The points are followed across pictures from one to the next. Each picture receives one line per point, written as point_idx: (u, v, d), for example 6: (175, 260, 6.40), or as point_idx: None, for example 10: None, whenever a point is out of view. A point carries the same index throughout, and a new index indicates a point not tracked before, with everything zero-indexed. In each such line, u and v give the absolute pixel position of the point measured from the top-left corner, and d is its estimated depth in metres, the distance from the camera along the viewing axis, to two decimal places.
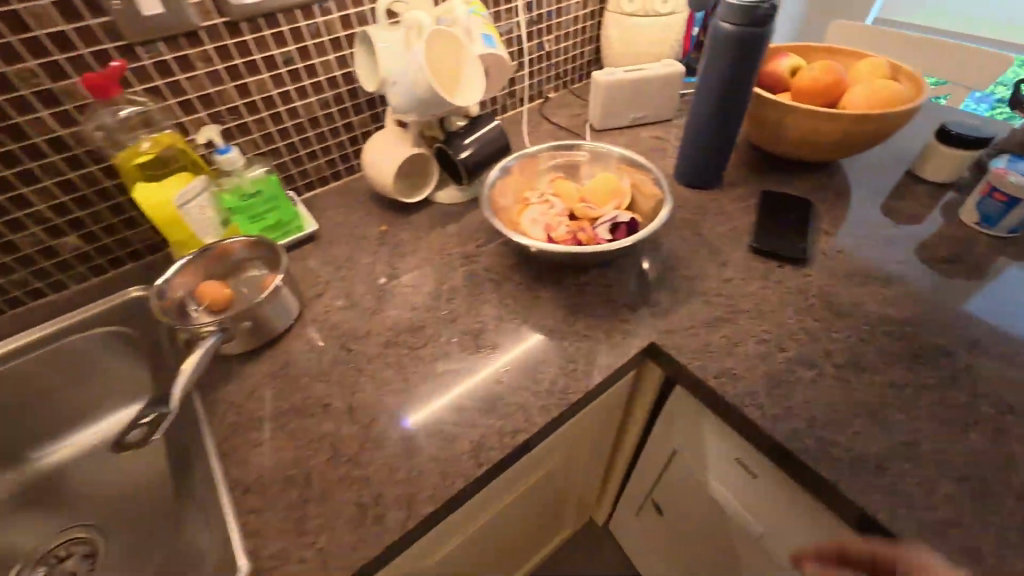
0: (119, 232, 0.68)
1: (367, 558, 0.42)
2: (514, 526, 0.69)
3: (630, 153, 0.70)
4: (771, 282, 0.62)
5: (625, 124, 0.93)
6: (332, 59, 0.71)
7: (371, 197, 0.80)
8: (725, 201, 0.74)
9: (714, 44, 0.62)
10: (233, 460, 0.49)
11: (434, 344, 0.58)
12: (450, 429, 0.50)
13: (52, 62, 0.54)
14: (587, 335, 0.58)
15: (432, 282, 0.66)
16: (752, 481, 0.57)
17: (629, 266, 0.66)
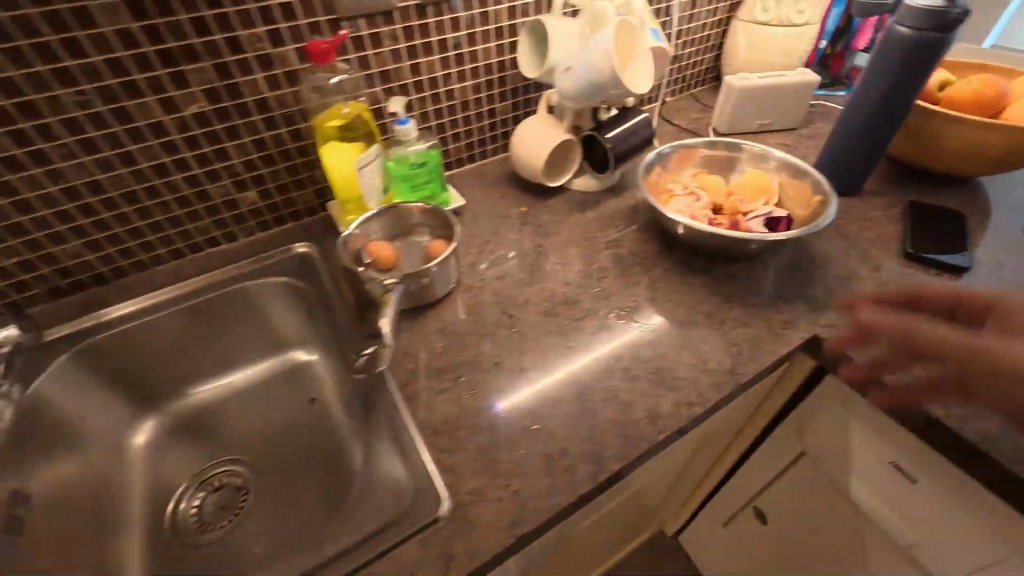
0: (288, 192, 0.74)
1: (563, 503, 0.44)
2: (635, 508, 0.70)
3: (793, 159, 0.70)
4: (932, 289, 0.61)
5: (750, 130, 0.94)
6: (493, 46, 0.74)
7: (508, 179, 0.83)
8: (868, 209, 0.74)
9: (888, 46, 0.63)
10: (418, 404, 0.52)
11: (593, 318, 0.60)
12: (621, 395, 0.52)
13: (275, 30, 0.59)
14: (745, 322, 0.59)
15: (581, 262, 0.68)
16: (909, 485, 0.56)
17: (777, 262, 0.67)
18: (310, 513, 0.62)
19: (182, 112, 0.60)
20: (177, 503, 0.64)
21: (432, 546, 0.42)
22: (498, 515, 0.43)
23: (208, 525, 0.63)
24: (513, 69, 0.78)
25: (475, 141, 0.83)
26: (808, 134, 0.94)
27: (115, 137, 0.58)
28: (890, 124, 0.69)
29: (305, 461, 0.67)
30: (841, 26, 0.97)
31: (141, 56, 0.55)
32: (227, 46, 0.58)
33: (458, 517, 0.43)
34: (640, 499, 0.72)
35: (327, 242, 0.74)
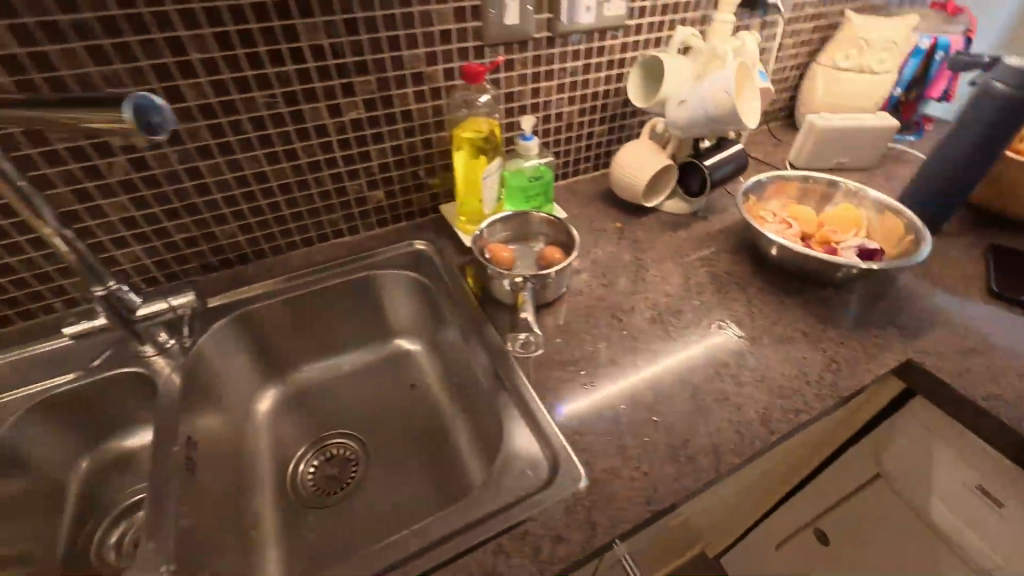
0: (409, 194, 0.81)
1: (690, 487, 0.49)
2: (717, 515, 0.73)
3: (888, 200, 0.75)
4: (1018, 326, 0.65)
5: (826, 167, 1.00)
6: (603, 76, 0.81)
7: (601, 196, 0.90)
8: (948, 248, 0.79)
9: (984, 100, 0.68)
10: (546, 391, 0.58)
11: (696, 327, 0.66)
12: (732, 398, 0.57)
13: (432, 51, 0.68)
14: (841, 343, 0.64)
15: (679, 277, 0.74)
16: (996, 510, 0.59)
17: (865, 291, 0.72)
18: (420, 485, 0.67)
19: (343, 117, 0.68)
20: (298, 466, 0.70)
21: (577, 514, 0.47)
22: (632, 492, 0.48)
23: (325, 489, 0.68)
24: (615, 97, 0.85)
25: (572, 160, 0.90)
26: (882, 174, 0.99)
27: (287, 134, 0.66)
28: (972, 173, 0.74)
29: (411, 439, 0.72)
30: (917, 75, 1.00)
31: (324, 68, 0.63)
32: (392, 63, 0.66)
33: (596, 490, 0.49)
34: (721, 508, 0.75)
35: (440, 241, 0.81)
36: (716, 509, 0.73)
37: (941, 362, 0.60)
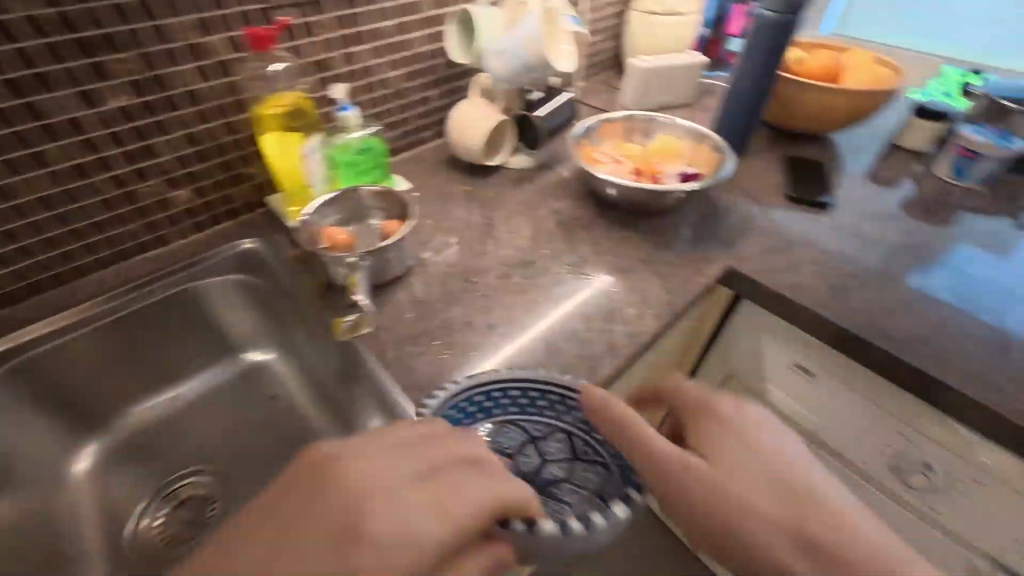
0: (224, 188, 0.71)
1: (545, 429, 0.50)
2: None
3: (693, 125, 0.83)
4: (810, 221, 0.76)
5: (654, 106, 1.06)
6: (419, 36, 0.78)
7: (447, 162, 0.87)
8: (753, 164, 0.89)
9: (758, 29, 0.78)
10: (397, 369, 0.55)
11: (547, 276, 0.67)
12: (582, 334, 0.59)
13: (204, 18, 0.58)
14: (674, 264, 0.69)
15: (529, 229, 0.74)
16: (809, 381, 0.69)
17: (691, 213, 0.78)
18: None
19: (104, 106, 0.56)
20: (139, 521, 0.61)
21: None
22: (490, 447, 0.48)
23: (174, 537, 0.60)
24: (439, 58, 0.82)
25: (412, 130, 0.86)
26: (701, 108, 1.09)
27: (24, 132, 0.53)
28: (759, 95, 0.84)
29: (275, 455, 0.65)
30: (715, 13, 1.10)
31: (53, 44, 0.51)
32: (154, 34, 0.56)
33: None
34: None
35: (273, 235, 0.72)
36: None
37: (752, 265, 0.68)
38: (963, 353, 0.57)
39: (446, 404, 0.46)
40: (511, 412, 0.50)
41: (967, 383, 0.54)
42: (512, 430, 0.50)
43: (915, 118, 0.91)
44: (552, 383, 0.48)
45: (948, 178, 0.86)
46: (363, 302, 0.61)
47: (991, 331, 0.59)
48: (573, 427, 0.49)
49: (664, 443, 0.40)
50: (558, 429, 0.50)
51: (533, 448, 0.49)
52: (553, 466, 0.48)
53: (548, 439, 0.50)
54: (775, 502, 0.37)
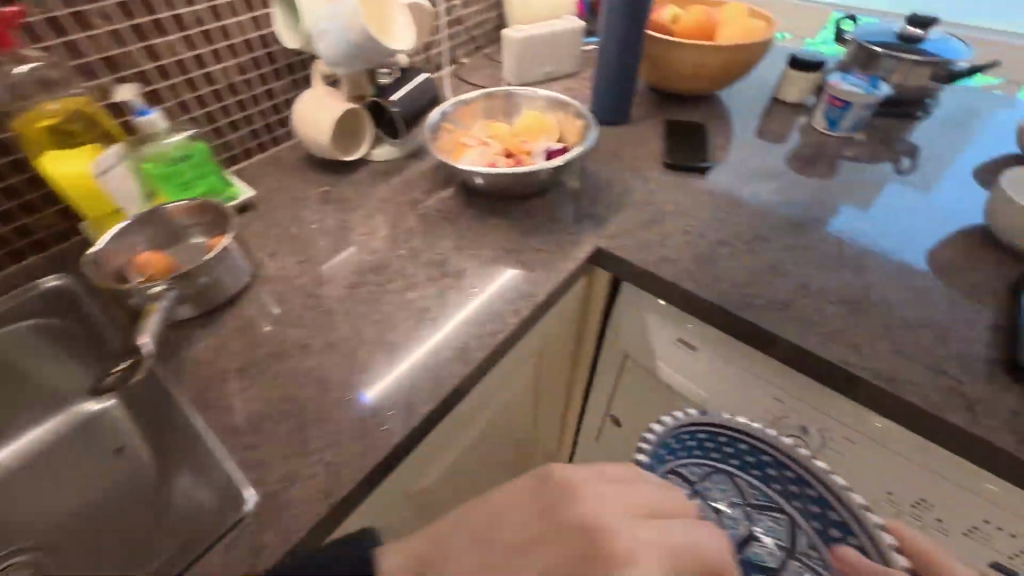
0: (13, 219, 0.60)
1: (377, 458, 0.44)
2: (498, 440, 0.75)
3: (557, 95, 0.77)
4: (686, 188, 0.72)
5: (539, 79, 1.00)
6: (241, 21, 0.69)
7: (304, 161, 0.79)
8: (635, 133, 0.85)
9: None
10: (216, 409, 0.48)
11: (401, 279, 0.60)
12: (432, 342, 0.53)
13: None
14: (541, 250, 0.64)
15: (388, 227, 0.68)
16: (692, 353, 0.67)
17: (565, 192, 0.73)
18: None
19: None
20: None
21: (240, 543, 0.40)
22: (310, 489, 0.42)
23: None
24: (275, 44, 0.74)
25: (261, 127, 0.78)
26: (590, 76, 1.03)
27: None
28: (627, 58, 0.80)
29: (118, 509, 0.57)
30: None
31: None
32: None
33: (268, 505, 0.42)
34: (506, 431, 0.77)
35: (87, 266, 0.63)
36: (496, 435, 0.74)
37: (622, 243, 0.64)
38: (826, 313, 0.54)
39: (668, 432, 0.41)
40: (689, 460, 0.43)
41: (826, 345, 0.51)
42: (693, 465, 0.43)
43: (792, 69, 0.88)
44: (756, 437, 0.42)
45: (825, 129, 0.84)
46: (144, 339, 0.49)
47: (855, 285, 0.58)
48: (781, 500, 0.42)
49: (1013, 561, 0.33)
50: (776, 506, 0.42)
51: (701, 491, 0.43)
52: (758, 544, 0.41)
53: (765, 510, 0.42)
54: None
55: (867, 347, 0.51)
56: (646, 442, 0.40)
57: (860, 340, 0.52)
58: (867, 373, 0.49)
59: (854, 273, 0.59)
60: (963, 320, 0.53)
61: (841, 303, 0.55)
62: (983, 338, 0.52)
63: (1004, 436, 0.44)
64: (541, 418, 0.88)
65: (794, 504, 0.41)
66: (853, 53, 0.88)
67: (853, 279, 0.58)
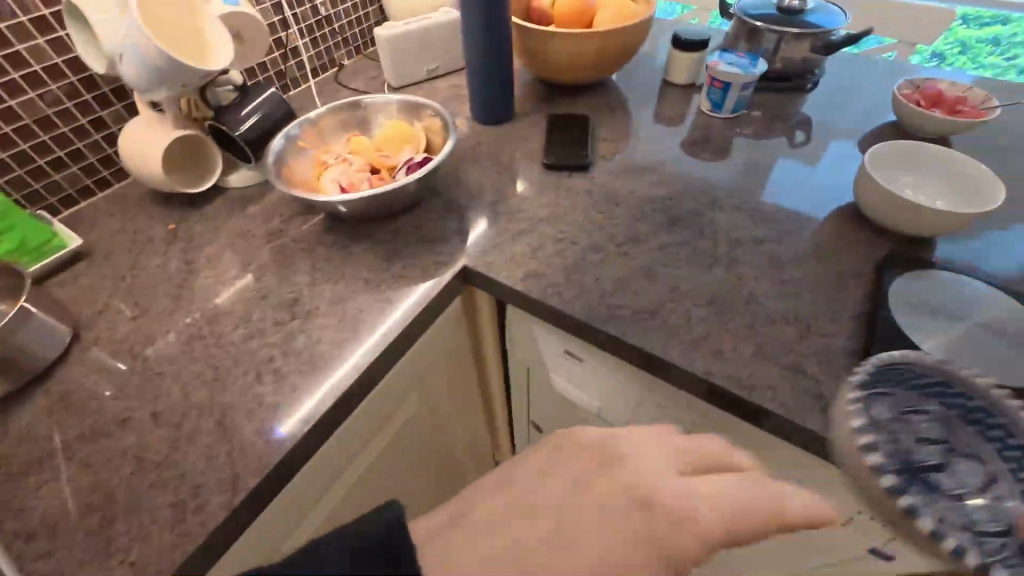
0: None
1: (191, 549, 0.39)
2: (399, 473, 0.71)
3: (420, 99, 0.71)
4: (564, 190, 0.69)
5: (422, 78, 0.93)
6: (37, 44, 0.60)
7: (151, 195, 0.71)
8: (518, 132, 0.80)
9: None
10: (9, 512, 0.42)
11: (245, 327, 0.54)
12: (270, 400, 0.48)
13: None
14: (403, 276, 0.59)
15: (238, 266, 0.61)
16: (580, 365, 0.64)
17: (436, 205, 0.68)
18: None
19: None
20: None
21: None
22: None
23: None
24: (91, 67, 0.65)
25: (94, 161, 0.69)
26: None
27: None
28: (494, 54, 0.74)
29: None
30: None
31: None
32: None
33: None
34: (409, 461, 0.73)
35: None
36: (395, 469, 0.70)
37: (491, 259, 0.60)
38: (693, 318, 0.52)
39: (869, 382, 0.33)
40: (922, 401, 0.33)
41: (689, 355, 0.49)
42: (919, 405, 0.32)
43: (676, 50, 0.85)
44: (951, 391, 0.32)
45: (710, 112, 0.82)
46: None
47: (726, 282, 0.55)
48: (991, 452, 0.30)
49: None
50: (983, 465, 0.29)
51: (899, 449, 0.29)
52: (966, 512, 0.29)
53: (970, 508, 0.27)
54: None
55: (731, 352, 0.49)
56: (867, 367, 0.34)
57: (725, 345, 0.50)
58: (727, 382, 0.47)
59: (725, 270, 0.57)
60: (827, 312, 0.52)
61: (709, 305, 0.53)
62: (846, 329, 0.50)
63: None
64: (457, 436, 0.85)
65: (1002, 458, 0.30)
66: (737, 28, 0.85)
67: (724, 276, 0.56)
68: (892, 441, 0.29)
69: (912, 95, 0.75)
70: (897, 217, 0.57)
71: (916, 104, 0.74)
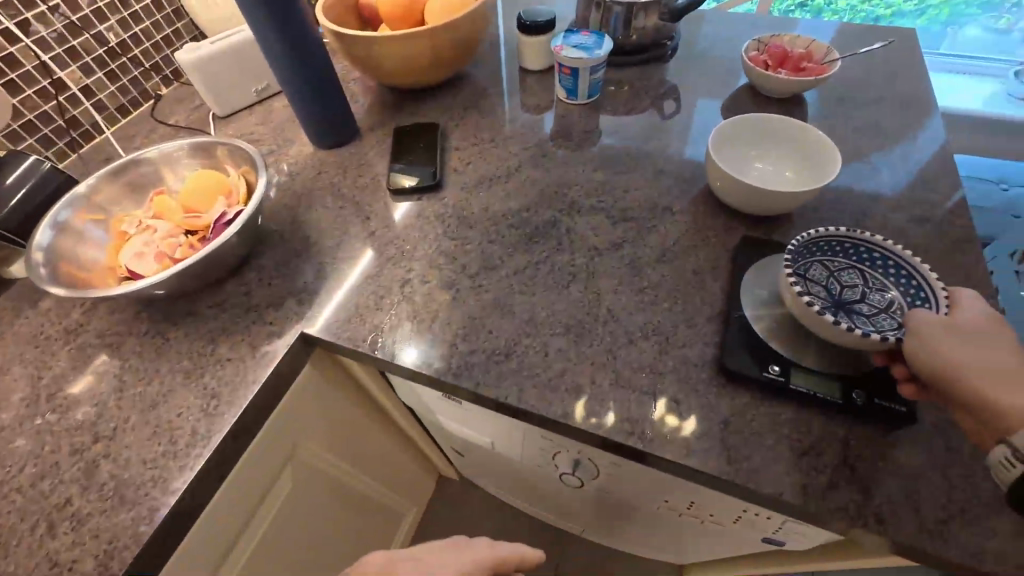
0: None
1: None
2: (295, 550, 0.66)
3: (227, 139, 0.61)
4: (413, 219, 0.62)
5: (253, 100, 0.82)
6: None
7: None
8: (364, 154, 0.72)
9: (245, 5, 0.56)
10: None
11: (36, 464, 0.45)
12: (66, 557, 0.40)
13: None
14: (230, 359, 0.51)
15: (27, 381, 0.51)
16: (460, 407, 0.58)
17: (270, 259, 0.60)
18: None
19: None
20: None
21: None
22: None
23: None
24: None
25: None
26: None
27: None
28: (312, 78, 0.64)
29: None
30: None
31: None
32: None
33: None
34: (306, 534, 0.67)
35: None
36: (289, 549, 0.64)
37: (332, 318, 0.53)
38: (550, 351, 0.48)
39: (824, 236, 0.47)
40: (840, 259, 0.47)
41: (547, 398, 0.45)
42: (826, 263, 0.47)
43: (523, 35, 0.78)
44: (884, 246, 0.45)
45: (567, 99, 0.77)
46: None
47: (584, 301, 0.52)
48: (889, 283, 0.45)
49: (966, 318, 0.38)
50: (886, 291, 0.45)
51: (830, 284, 0.46)
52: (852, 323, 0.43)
53: (874, 290, 0.45)
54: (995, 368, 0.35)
55: (589, 386, 0.46)
56: (795, 242, 0.46)
57: (584, 379, 0.46)
58: (586, 422, 0.44)
59: (583, 286, 0.53)
60: (684, 318, 0.49)
61: (567, 333, 0.49)
62: (702, 335, 0.48)
63: (714, 461, 0.41)
64: (365, 485, 0.80)
65: (898, 286, 0.44)
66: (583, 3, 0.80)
67: (582, 294, 0.52)
68: (819, 291, 0.45)
69: (759, 56, 0.74)
70: (744, 201, 0.55)
71: (763, 66, 0.73)
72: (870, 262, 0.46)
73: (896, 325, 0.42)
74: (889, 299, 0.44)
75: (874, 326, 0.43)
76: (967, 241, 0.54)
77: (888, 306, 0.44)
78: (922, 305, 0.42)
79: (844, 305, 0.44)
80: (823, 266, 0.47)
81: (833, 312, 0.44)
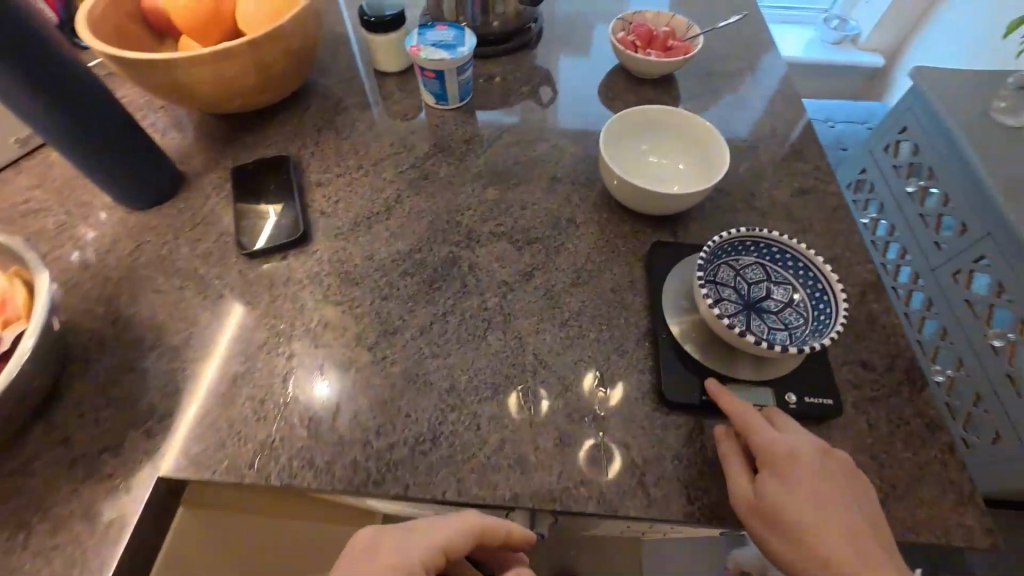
0: None
1: None
2: None
3: None
4: (282, 286, 0.51)
5: (16, 154, 0.61)
6: None
7: None
8: (198, 207, 0.57)
9: None
10: None
11: None
12: None
13: None
14: (58, 543, 0.37)
15: None
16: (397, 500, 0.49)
17: (90, 382, 0.45)
18: None
19: None
20: None
21: None
22: None
23: None
24: None
25: None
26: None
27: None
28: (87, 121, 0.47)
29: None
30: None
31: None
32: None
33: None
34: None
35: None
36: None
37: (199, 446, 0.41)
38: (481, 423, 0.42)
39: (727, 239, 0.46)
40: (744, 257, 0.47)
41: (489, 482, 0.39)
42: (733, 265, 0.47)
43: (370, 34, 0.67)
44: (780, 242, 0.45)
45: (436, 105, 0.68)
46: None
47: (505, 351, 0.46)
48: (792, 278, 0.45)
49: (775, 476, 0.36)
50: (789, 286, 0.45)
51: (739, 286, 0.46)
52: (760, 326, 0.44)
53: (778, 285, 0.46)
54: (831, 518, 0.35)
55: (532, 454, 0.41)
56: (705, 251, 0.44)
57: (525, 449, 0.41)
58: (538, 499, 0.39)
59: (502, 332, 0.47)
60: (614, 347, 0.46)
61: (496, 395, 0.43)
62: (634, 364, 0.45)
63: (675, 506, 0.39)
64: None
65: (799, 279, 0.45)
66: None
67: (502, 343, 0.46)
68: (730, 296, 0.45)
69: (627, 37, 0.71)
70: (642, 202, 0.53)
71: (632, 48, 0.70)
72: (771, 258, 0.46)
73: (800, 321, 0.44)
74: (792, 296, 0.45)
75: (782, 326, 0.44)
76: (840, 209, 0.57)
77: (792, 301, 0.45)
78: (821, 297, 0.43)
79: (754, 307, 0.45)
80: (730, 267, 0.46)
81: (745, 317, 0.44)
